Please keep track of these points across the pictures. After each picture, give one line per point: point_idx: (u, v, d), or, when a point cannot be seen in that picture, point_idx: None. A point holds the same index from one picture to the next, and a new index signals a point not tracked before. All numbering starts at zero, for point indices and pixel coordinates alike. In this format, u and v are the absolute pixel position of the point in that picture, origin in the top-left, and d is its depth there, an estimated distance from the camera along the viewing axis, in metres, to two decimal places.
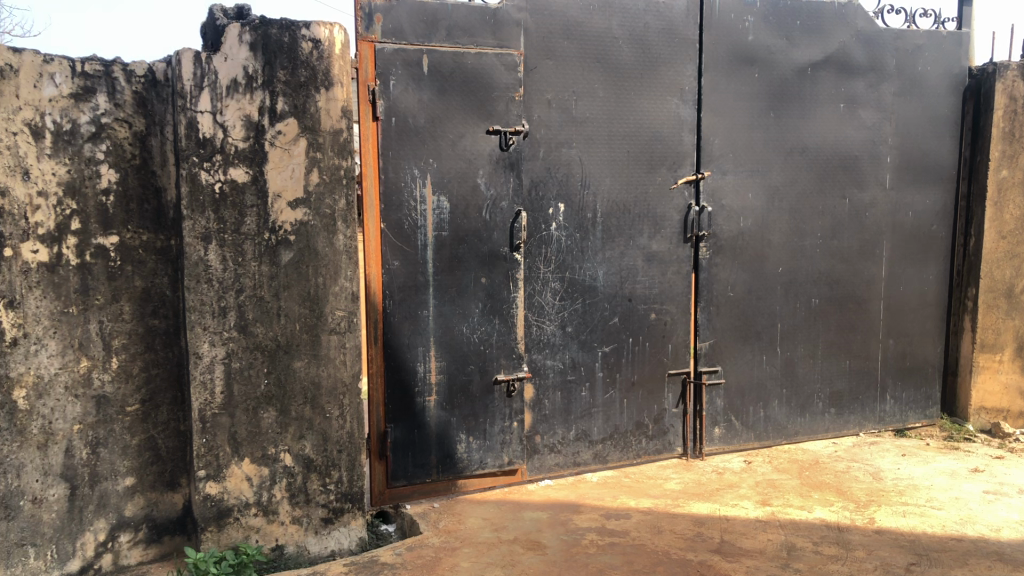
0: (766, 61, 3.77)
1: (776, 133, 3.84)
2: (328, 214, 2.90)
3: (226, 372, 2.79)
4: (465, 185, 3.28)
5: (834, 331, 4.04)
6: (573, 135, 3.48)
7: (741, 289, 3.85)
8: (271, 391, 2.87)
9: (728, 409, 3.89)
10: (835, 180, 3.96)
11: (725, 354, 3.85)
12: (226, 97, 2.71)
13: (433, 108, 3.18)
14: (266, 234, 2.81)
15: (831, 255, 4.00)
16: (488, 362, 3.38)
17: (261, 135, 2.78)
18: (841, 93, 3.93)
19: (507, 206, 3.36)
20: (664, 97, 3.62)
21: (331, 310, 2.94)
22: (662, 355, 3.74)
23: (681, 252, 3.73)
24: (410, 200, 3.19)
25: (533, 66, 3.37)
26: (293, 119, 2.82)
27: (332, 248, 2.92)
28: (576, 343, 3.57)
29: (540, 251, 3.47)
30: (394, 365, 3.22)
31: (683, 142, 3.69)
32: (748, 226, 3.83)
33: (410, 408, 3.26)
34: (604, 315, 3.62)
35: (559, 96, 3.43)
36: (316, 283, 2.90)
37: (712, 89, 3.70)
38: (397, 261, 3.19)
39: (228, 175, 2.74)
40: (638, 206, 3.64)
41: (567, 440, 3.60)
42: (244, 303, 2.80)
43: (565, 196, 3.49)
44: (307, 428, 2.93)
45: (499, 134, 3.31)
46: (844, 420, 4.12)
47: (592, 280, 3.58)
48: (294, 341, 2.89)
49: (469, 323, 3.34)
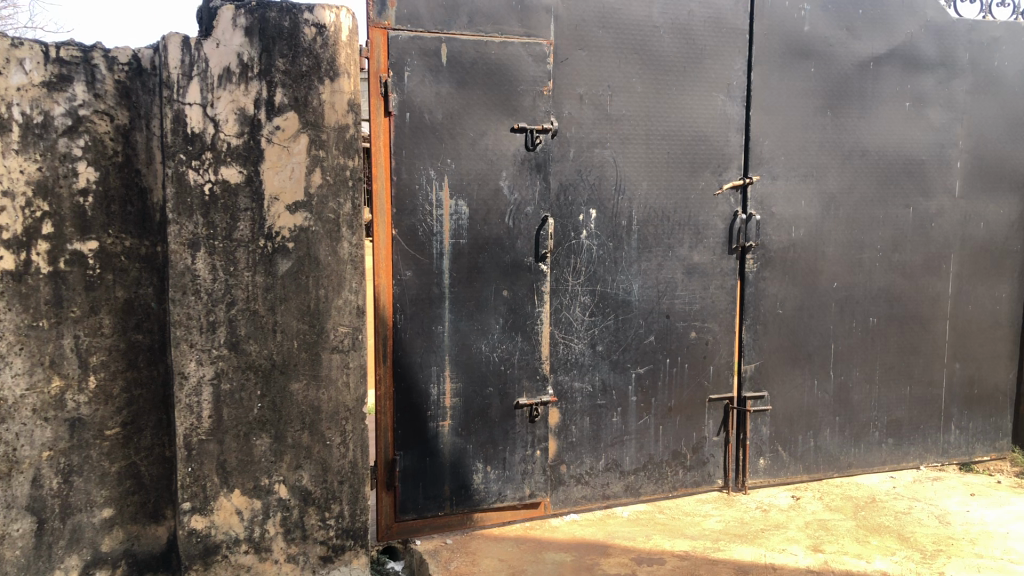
0: (824, 55, 3.41)
1: (833, 134, 3.47)
2: (331, 219, 2.61)
3: (214, 395, 2.52)
4: (486, 188, 2.96)
5: (894, 354, 3.66)
6: (607, 134, 3.15)
7: (791, 306, 3.48)
8: (265, 415, 2.58)
9: (774, 439, 3.53)
10: (898, 187, 3.58)
11: (772, 378, 3.49)
12: (218, 88, 2.43)
13: (452, 103, 2.88)
14: (261, 241, 2.53)
15: (892, 271, 3.61)
16: (509, 384, 3.06)
17: (257, 131, 2.49)
18: (907, 90, 3.55)
19: (532, 211, 3.04)
20: (709, 92, 3.28)
21: (333, 326, 2.64)
22: (702, 377, 3.40)
23: (725, 264, 3.38)
24: (424, 204, 2.88)
25: (564, 57, 3.04)
26: (294, 113, 2.53)
27: (335, 257, 2.63)
28: (608, 364, 3.24)
29: (569, 261, 3.15)
30: (404, 387, 2.91)
31: (729, 143, 3.34)
32: (800, 237, 3.47)
33: (422, 434, 2.96)
34: (639, 333, 3.28)
35: (592, 91, 3.11)
36: (316, 296, 2.61)
37: (763, 85, 3.34)
38: (410, 271, 2.89)
39: (219, 176, 2.46)
40: (678, 213, 3.30)
41: (596, 470, 3.27)
42: (236, 318, 2.52)
43: (597, 201, 3.16)
44: (304, 457, 2.64)
45: (525, 132, 2.99)
46: (902, 451, 3.73)
47: (626, 294, 3.25)
48: (291, 360, 2.59)
49: (489, 341, 3.02)
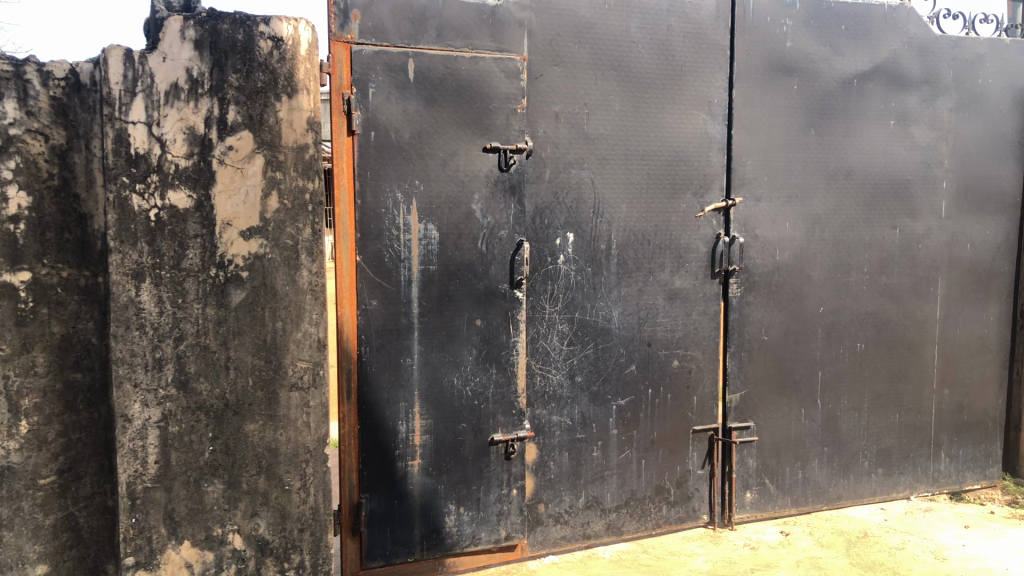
0: (807, 72, 3.29)
1: (817, 153, 3.35)
2: (289, 246, 2.42)
3: (161, 438, 2.31)
4: (457, 212, 2.79)
5: (883, 380, 3.53)
6: (585, 154, 2.99)
7: (776, 333, 3.34)
8: (217, 460, 2.37)
9: (761, 471, 3.37)
10: (884, 208, 3.46)
11: (758, 407, 3.34)
12: (165, 106, 2.24)
13: (420, 121, 2.71)
14: (213, 270, 2.33)
15: (879, 294, 3.49)
16: (482, 419, 2.88)
17: (208, 152, 2.30)
18: (892, 108, 3.44)
19: (507, 235, 2.87)
20: (689, 111, 3.14)
21: (292, 361, 2.45)
22: (686, 408, 3.24)
23: (708, 289, 3.24)
24: (391, 228, 2.71)
25: (539, 74, 2.90)
26: (248, 132, 2.34)
27: (294, 287, 2.43)
28: (587, 396, 3.07)
29: (546, 288, 2.98)
30: (370, 425, 2.73)
31: (711, 163, 3.20)
32: (785, 260, 3.33)
33: (389, 475, 2.77)
34: (620, 363, 3.12)
35: (568, 108, 2.95)
36: (273, 329, 2.41)
37: (745, 103, 3.21)
38: (376, 300, 2.71)
39: (166, 200, 2.26)
40: (659, 237, 3.14)
41: (576, 509, 3.08)
42: (184, 354, 2.32)
43: (575, 225, 3.00)
44: (261, 504, 2.43)
45: (498, 152, 2.83)
46: (892, 481, 3.59)
47: (605, 321, 3.08)
48: (246, 399, 2.39)
49: (461, 373, 2.84)
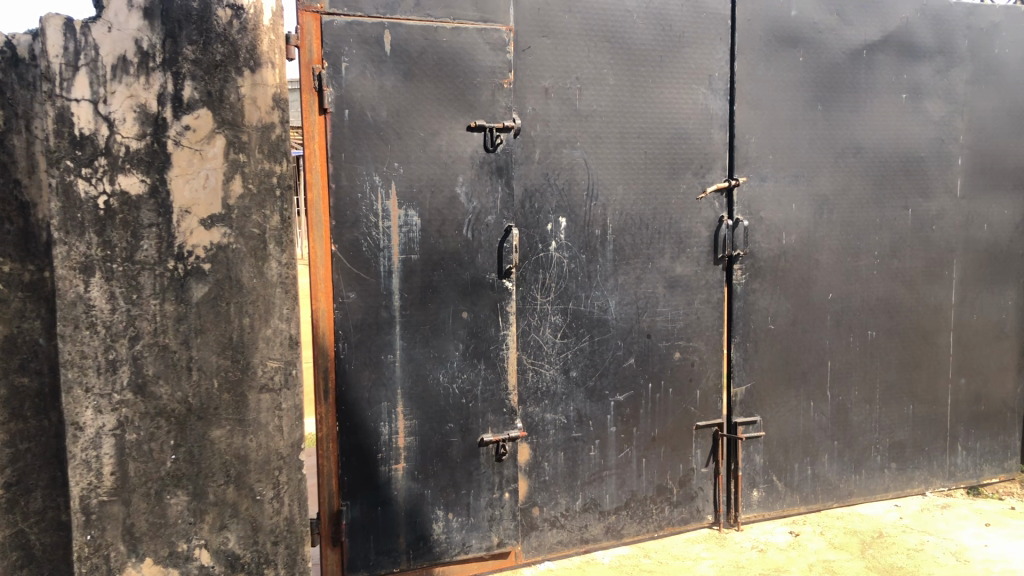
0: (814, 42, 3.08)
1: (825, 129, 3.15)
2: (255, 235, 2.21)
3: (117, 448, 2.10)
4: (440, 196, 2.59)
5: (895, 370, 3.34)
6: (577, 132, 2.79)
7: (783, 321, 3.15)
8: (180, 469, 2.17)
9: (769, 468, 3.18)
10: (896, 187, 3.26)
11: (764, 400, 3.15)
12: (112, 81, 2.03)
13: (398, 98, 2.51)
14: (170, 262, 2.13)
15: (891, 279, 3.29)
16: (471, 418, 2.68)
17: (162, 132, 2.09)
18: (903, 81, 3.23)
19: (494, 221, 2.67)
20: (688, 85, 2.94)
21: (261, 360, 2.25)
22: (688, 403, 3.05)
23: (710, 276, 3.04)
24: (368, 214, 2.51)
25: (526, 46, 2.69)
26: (207, 111, 2.13)
27: (261, 279, 2.23)
28: (583, 392, 2.88)
29: (537, 277, 2.78)
30: (350, 427, 2.53)
31: (712, 141, 3.00)
32: (791, 244, 3.13)
33: (371, 480, 2.57)
34: (617, 356, 2.92)
35: (559, 83, 2.75)
36: (239, 326, 2.21)
37: (747, 77, 3.01)
38: (353, 293, 2.50)
39: (116, 186, 2.05)
40: (658, 220, 2.94)
41: (573, 512, 2.89)
42: (141, 355, 2.11)
43: (567, 208, 2.80)
44: (230, 516, 2.23)
45: (483, 131, 2.62)
46: (907, 476, 3.41)
47: (602, 312, 2.89)
48: (211, 403, 2.19)
49: (447, 370, 2.64)
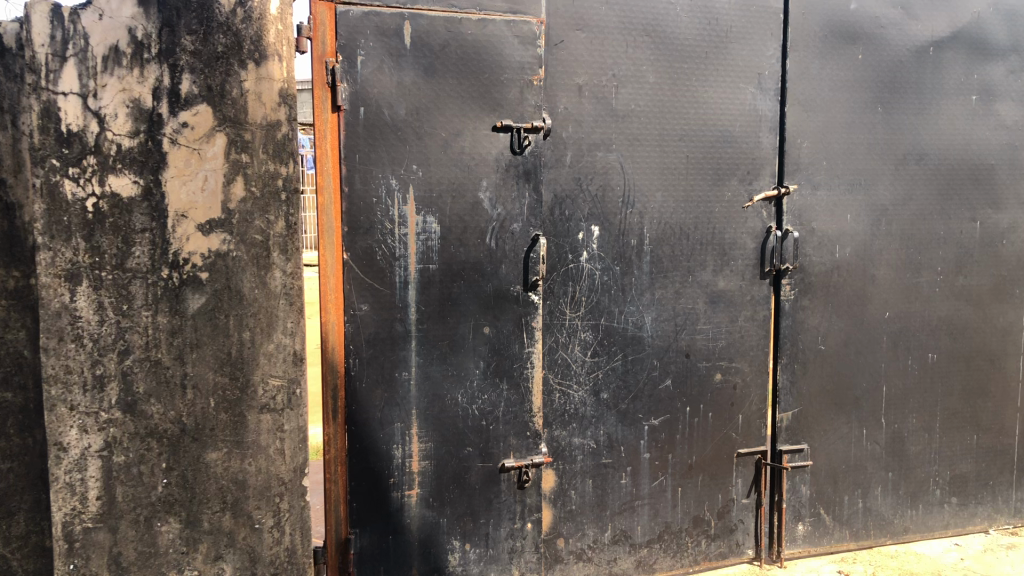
0: (875, 38, 2.83)
1: (885, 134, 2.88)
2: (257, 242, 2.04)
3: (104, 470, 1.94)
4: (463, 202, 2.39)
5: (958, 396, 3.06)
6: (613, 133, 2.57)
7: (835, 342, 2.89)
8: (172, 495, 2.00)
9: (816, 500, 2.93)
10: (963, 197, 2.99)
11: (813, 427, 2.90)
12: (103, 73, 1.87)
13: (418, 95, 2.32)
14: (164, 271, 1.96)
15: (954, 297, 3.02)
16: (492, 442, 2.48)
17: (157, 130, 1.92)
18: (973, 81, 2.96)
19: (520, 229, 2.47)
20: (735, 84, 2.70)
21: (262, 378, 2.07)
22: (729, 428, 2.82)
23: (756, 291, 2.80)
24: (383, 221, 2.32)
25: (559, 40, 2.47)
26: (206, 107, 1.97)
27: (264, 290, 2.05)
28: (614, 416, 2.66)
29: (566, 290, 2.57)
30: (360, 449, 2.35)
31: (760, 145, 2.76)
32: (845, 258, 2.88)
33: (383, 507, 2.39)
34: (652, 377, 2.70)
35: (594, 80, 2.53)
36: (239, 340, 2.04)
37: (801, 76, 2.76)
38: (366, 305, 2.32)
39: (106, 187, 1.89)
40: (700, 231, 2.71)
41: (601, 544, 2.67)
42: (131, 370, 1.95)
43: (600, 216, 2.58)
44: (226, 546, 2.06)
45: (510, 131, 2.42)
46: (968, 513, 3.13)
47: (636, 329, 2.66)
48: (207, 423, 2.02)
49: (467, 390, 2.44)
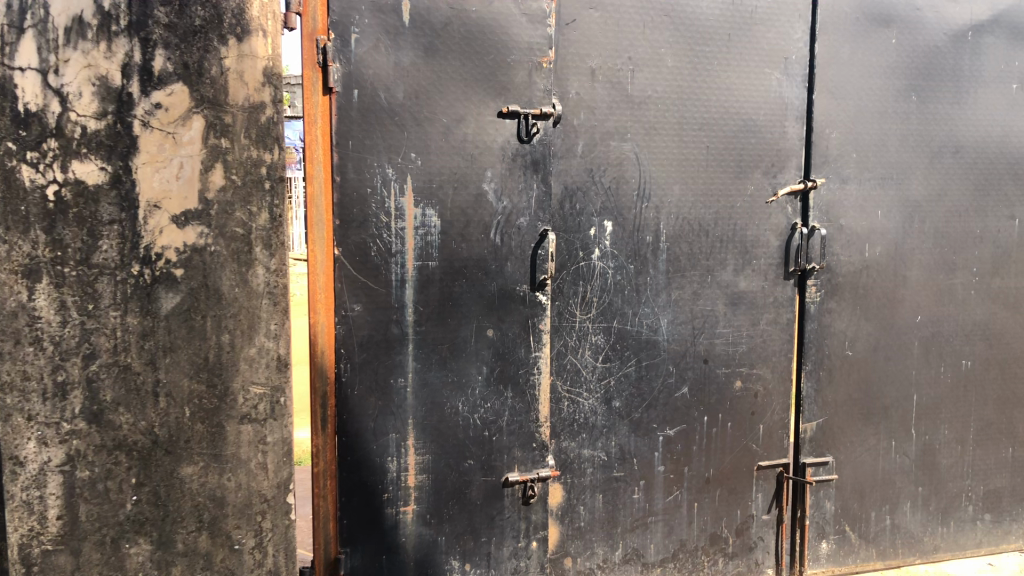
0: (909, 22, 2.63)
1: (919, 124, 2.69)
2: (237, 236, 1.86)
3: (66, 487, 1.76)
4: (465, 194, 2.20)
5: (992, 406, 2.87)
6: (628, 121, 2.38)
7: (863, 348, 2.70)
8: (142, 513, 1.82)
9: (841, 516, 2.74)
10: (1001, 193, 2.79)
11: (838, 438, 2.71)
12: (65, 47, 1.68)
13: (417, 77, 2.13)
14: (135, 268, 1.77)
15: (990, 300, 2.82)
16: (494, 455, 2.30)
17: (127, 111, 1.74)
18: (1014, 69, 2.77)
19: (527, 224, 2.28)
20: (759, 69, 2.51)
21: (243, 385, 1.89)
22: (749, 439, 2.63)
23: (779, 293, 2.61)
24: (378, 213, 2.13)
25: (571, 19, 2.28)
26: (182, 86, 1.78)
27: (245, 289, 1.87)
28: (627, 426, 2.47)
29: (577, 290, 2.37)
30: (352, 462, 2.16)
31: (786, 135, 2.56)
32: (875, 258, 2.68)
33: (376, 524, 2.20)
34: (668, 385, 2.51)
35: (608, 64, 2.34)
36: (218, 344, 1.86)
37: (830, 61, 2.57)
38: (359, 305, 2.13)
39: (69, 174, 1.71)
40: (720, 227, 2.52)
41: (611, 563, 2.48)
42: (97, 377, 1.76)
43: (614, 211, 2.39)
44: (202, 569, 1.88)
45: (517, 118, 2.23)
46: (1002, 531, 2.93)
47: (652, 332, 2.47)
48: (181, 435, 1.84)
49: (468, 398, 2.26)
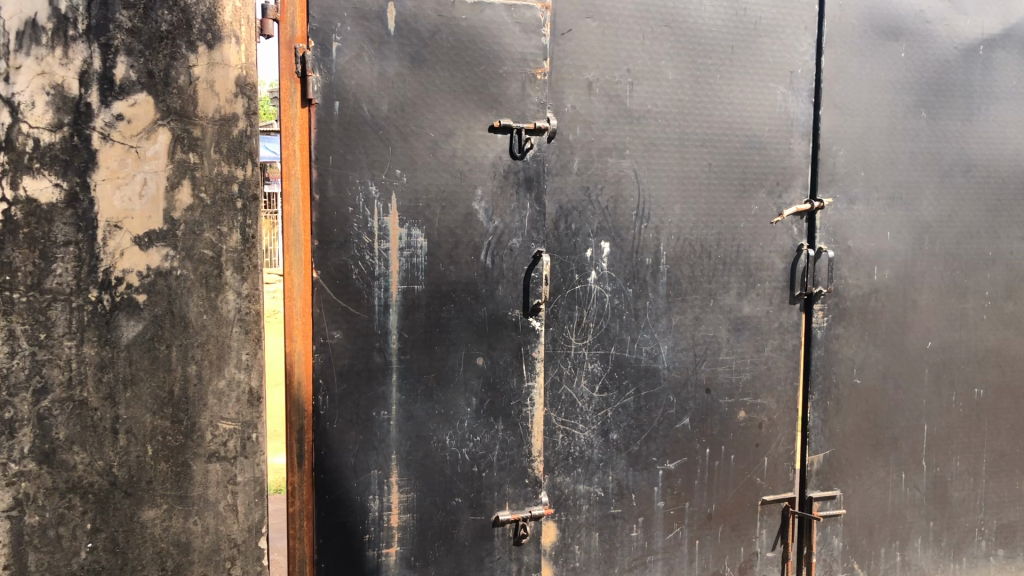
0: (919, 35, 2.52)
1: (930, 141, 2.57)
2: (206, 259, 1.71)
3: (13, 534, 1.60)
4: (454, 213, 2.07)
5: (1005, 436, 2.75)
6: (627, 137, 2.25)
7: (872, 375, 2.57)
8: (98, 562, 1.66)
9: (849, 553, 2.60)
10: (1013, 214, 2.68)
11: (846, 471, 2.57)
12: (17, 53, 1.54)
13: (403, 88, 2.00)
14: (92, 293, 1.63)
15: (1003, 326, 2.71)
16: (484, 491, 2.15)
17: (85, 123, 1.60)
18: None
19: (520, 245, 2.14)
20: (764, 83, 2.39)
21: (211, 420, 1.74)
22: (753, 472, 2.48)
23: (785, 318, 2.48)
24: (360, 233, 1.99)
25: (567, 29, 2.16)
26: (146, 96, 1.64)
27: (214, 316, 1.73)
28: (625, 459, 2.33)
29: (572, 315, 2.23)
30: (330, 501, 2.01)
31: (791, 153, 2.44)
32: (884, 282, 2.56)
33: (356, 568, 2.05)
34: (668, 415, 2.37)
35: (605, 76, 2.21)
36: (184, 376, 1.71)
37: (837, 75, 2.45)
38: (339, 332, 1.99)
39: (19, 191, 1.56)
40: (723, 249, 2.39)
41: None
42: (49, 413, 1.61)
43: (611, 231, 2.26)
44: None
45: (509, 132, 2.10)
46: (1016, 567, 2.80)
47: (651, 360, 2.34)
48: (142, 475, 1.69)
49: (456, 431, 2.11)
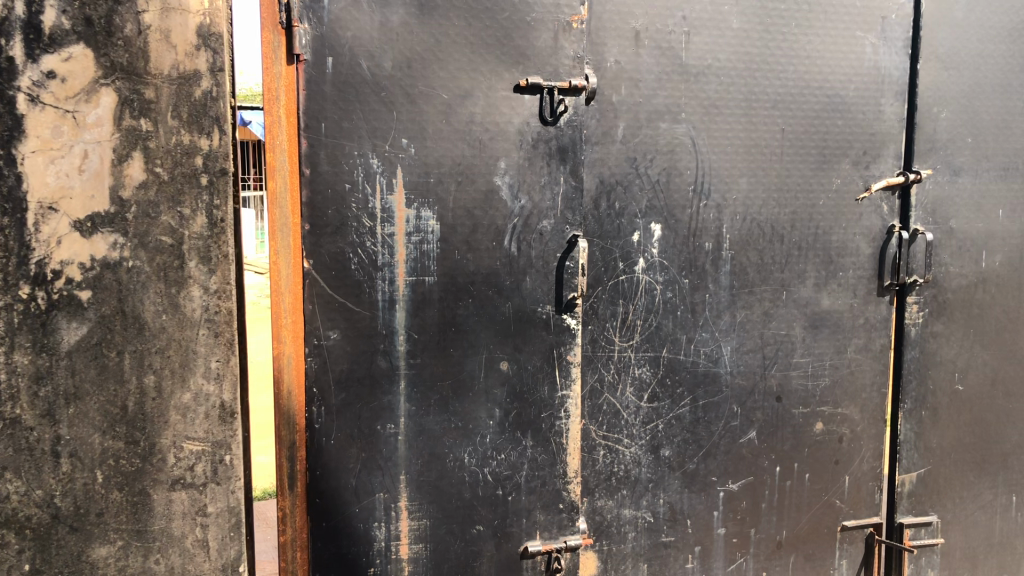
0: None
1: None
2: (164, 247, 1.42)
3: None
4: (472, 191, 1.73)
5: None
6: (683, 98, 1.88)
7: (977, 381, 2.16)
8: None
9: None
10: None
11: (945, 494, 2.17)
12: None
13: (411, 41, 1.67)
14: (23, 290, 1.35)
15: None
16: (510, 518, 1.83)
17: (8, 82, 1.31)
18: None
19: (552, 229, 1.80)
20: (848, 31, 1.98)
21: (174, 440, 1.45)
22: (833, 494, 2.10)
23: (873, 313, 2.08)
24: (360, 216, 1.67)
25: None
26: (84, 49, 1.34)
27: (175, 317, 1.43)
28: (679, 479, 1.98)
29: (615, 311, 1.88)
30: (328, 530, 1.72)
31: (882, 115, 2.03)
32: (994, 270, 2.14)
33: None
34: (731, 428, 2.01)
35: (657, 24, 1.84)
36: (139, 388, 1.42)
37: (941, 20, 2.03)
38: (335, 333, 1.68)
39: None
40: (799, 231, 2.00)
41: None
42: None
43: (664, 210, 1.90)
44: None
45: (539, 93, 1.76)
46: None
47: (710, 363, 1.97)
48: (91, 506, 1.41)
49: (476, 448, 1.79)
